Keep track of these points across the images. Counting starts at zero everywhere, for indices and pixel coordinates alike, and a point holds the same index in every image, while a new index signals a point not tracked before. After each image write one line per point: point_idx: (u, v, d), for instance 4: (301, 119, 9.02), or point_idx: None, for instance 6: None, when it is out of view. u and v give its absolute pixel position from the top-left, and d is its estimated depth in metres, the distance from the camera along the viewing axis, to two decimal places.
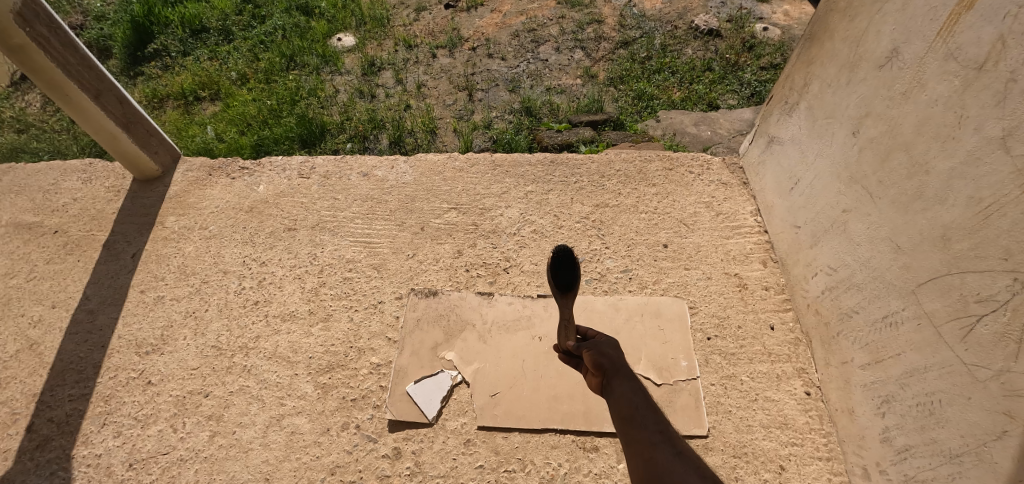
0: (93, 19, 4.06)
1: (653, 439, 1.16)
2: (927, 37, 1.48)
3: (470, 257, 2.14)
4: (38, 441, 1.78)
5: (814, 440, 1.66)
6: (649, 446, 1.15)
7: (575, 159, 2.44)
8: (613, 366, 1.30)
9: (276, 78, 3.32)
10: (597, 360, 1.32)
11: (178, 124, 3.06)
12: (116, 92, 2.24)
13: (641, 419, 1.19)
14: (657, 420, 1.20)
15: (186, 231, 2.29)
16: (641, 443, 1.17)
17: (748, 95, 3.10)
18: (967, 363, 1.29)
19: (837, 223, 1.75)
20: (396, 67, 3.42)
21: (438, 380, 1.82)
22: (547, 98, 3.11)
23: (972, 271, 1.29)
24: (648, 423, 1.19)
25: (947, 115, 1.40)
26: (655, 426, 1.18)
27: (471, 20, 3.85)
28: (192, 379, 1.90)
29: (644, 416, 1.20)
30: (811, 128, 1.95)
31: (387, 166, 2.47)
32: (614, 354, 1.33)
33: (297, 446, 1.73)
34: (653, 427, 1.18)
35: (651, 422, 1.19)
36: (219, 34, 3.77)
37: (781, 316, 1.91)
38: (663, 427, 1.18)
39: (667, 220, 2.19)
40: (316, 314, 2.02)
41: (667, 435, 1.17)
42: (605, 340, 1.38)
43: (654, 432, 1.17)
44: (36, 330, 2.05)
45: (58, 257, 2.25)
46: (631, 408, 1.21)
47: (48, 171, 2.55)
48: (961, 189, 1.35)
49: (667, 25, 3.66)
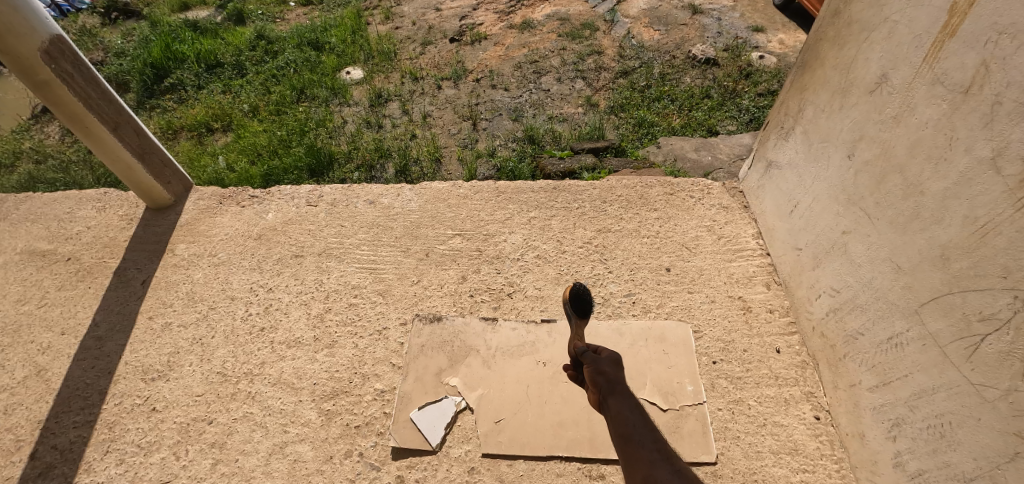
0: (113, 55, 4.20)
1: (652, 456, 1.20)
2: (914, 63, 1.52)
3: (474, 283, 2.15)
4: (41, 468, 1.78)
5: (826, 466, 1.63)
6: (647, 462, 1.18)
7: (578, 185, 2.47)
8: (609, 384, 1.37)
9: (286, 110, 3.42)
10: (596, 377, 1.39)
11: (190, 155, 3.13)
12: (134, 125, 2.31)
13: (639, 437, 1.24)
14: (654, 438, 1.24)
15: (196, 258, 2.33)
16: (639, 462, 1.19)
17: (747, 121, 3.15)
18: (974, 383, 1.27)
19: (837, 244, 1.75)
20: (402, 98, 3.51)
21: (442, 406, 1.81)
22: (549, 126, 3.17)
23: (973, 290, 1.29)
24: (645, 441, 1.23)
25: (937, 137, 1.42)
26: (651, 444, 1.22)
27: (475, 53, 3.97)
28: (196, 406, 1.90)
29: (643, 436, 1.25)
30: (807, 152, 1.97)
31: (393, 193, 2.52)
32: (614, 371, 1.40)
33: (300, 475, 1.72)
34: (650, 445, 1.22)
35: (649, 441, 1.23)
36: (232, 69, 3.90)
37: (787, 339, 1.90)
38: (660, 446, 1.22)
39: (670, 244, 2.20)
40: (321, 340, 2.03)
41: (665, 454, 1.20)
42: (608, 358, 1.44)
43: (652, 450, 1.21)
44: (44, 356, 2.07)
45: (70, 284, 2.29)
46: (628, 425, 1.27)
47: (64, 200, 2.61)
48: (956, 209, 1.35)
49: (665, 55, 3.75)
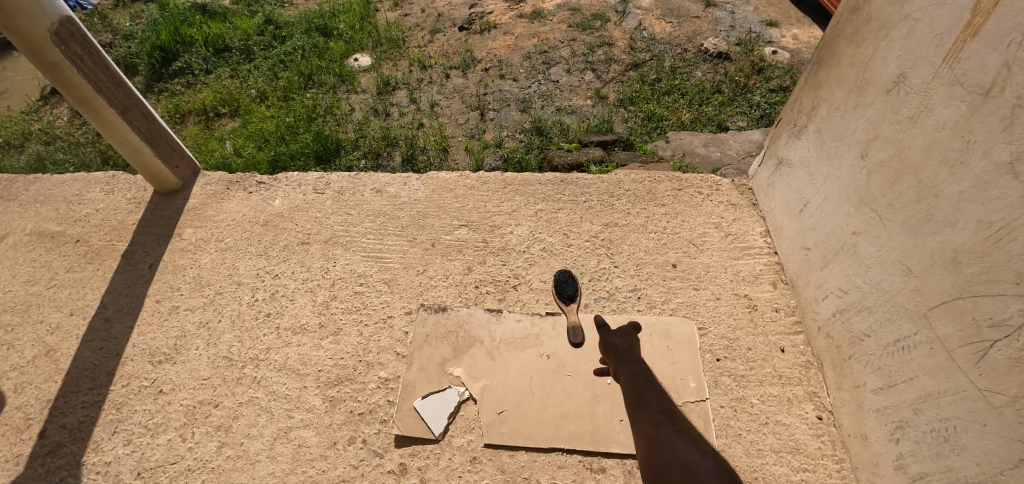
0: (121, 38, 4.19)
1: (657, 417, 1.40)
2: (934, 63, 1.49)
3: (479, 275, 2.15)
4: (50, 447, 1.81)
5: (826, 466, 1.64)
6: (654, 423, 1.39)
7: (586, 178, 2.46)
8: (620, 354, 1.61)
9: (294, 96, 3.41)
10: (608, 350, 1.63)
11: (198, 139, 3.13)
12: (142, 108, 2.31)
13: (647, 400, 1.45)
14: (660, 400, 1.45)
15: (203, 243, 2.34)
16: (647, 421, 1.41)
17: (758, 117, 3.12)
18: (981, 389, 1.27)
19: (846, 245, 1.74)
20: (410, 86, 3.50)
21: (446, 396, 1.82)
22: (557, 118, 3.16)
23: (984, 295, 1.28)
24: (653, 402, 1.44)
25: (954, 139, 1.40)
26: (659, 407, 1.42)
27: (484, 42, 3.93)
28: (202, 389, 1.92)
29: (651, 399, 1.45)
30: (820, 151, 1.95)
31: (400, 182, 2.51)
32: (623, 344, 1.64)
33: (304, 459, 1.74)
34: (658, 407, 1.43)
35: (655, 404, 1.44)
36: (240, 53, 3.89)
37: (792, 339, 1.90)
38: (666, 408, 1.43)
39: (676, 240, 2.20)
40: (326, 327, 2.04)
41: (668, 415, 1.41)
42: (618, 332, 1.68)
43: (658, 412, 1.42)
44: (52, 337, 2.09)
45: (78, 265, 2.30)
46: (638, 391, 1.48)
47: (73, 182, 2.62)
48: (970, 213, 1.34)
49: (677, 48, 3.71)
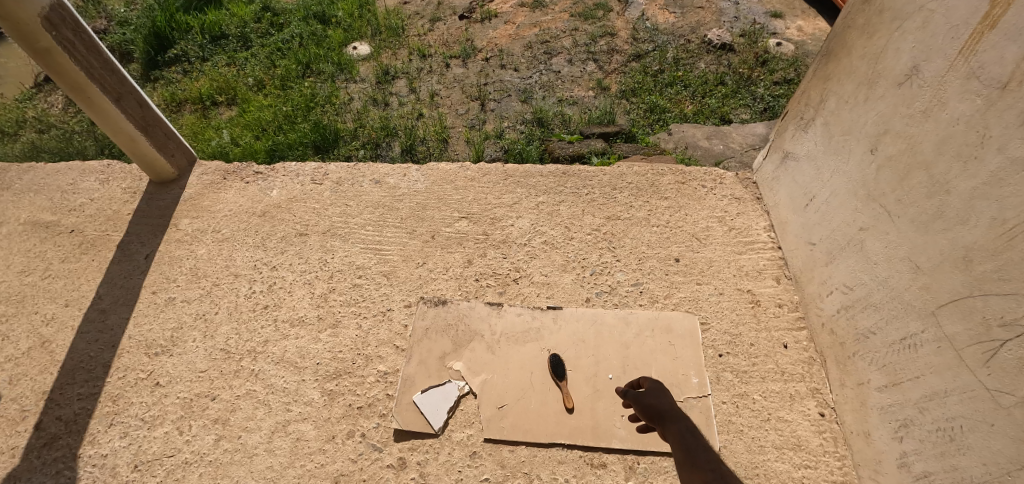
0: (116, 24, 4.12)
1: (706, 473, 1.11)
2: (949, 56, 1.46)
3: (480, 267, 2.13)
4: (46, 439, 1.79)
5: (828, 463, 1.63)
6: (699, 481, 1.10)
7: (588, 170, 2.43)
8: (660, 413, 1.35)
9: (291, 84, 3.36)
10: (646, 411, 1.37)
11: (195, 128, 3.09)
12: (137, 96, 2.27)
13: (694, 456, 1.17)
14: (710, 456, 1.16)
15: (200, 234, 2.31)
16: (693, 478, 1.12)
17: (761, 110, 3.09)
18: (990, 389, 1.25)
19: (853, 241, 1.72)
20: (410, 76, 3.45)
21: (445, 391, 1.80)
22: (559, 109, 3.12)
23: (995, 294, 1.26)
24: (701, 458, 1.15)
25: (969, 135, 1.38)
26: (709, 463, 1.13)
27: (485, 31, 3.87)
28: (199, 382, 1.90)
29: (698, 455, 1.17)
30: (827, 145, 1.92)
31: (399, 173, 2.48)
32: (661, 402, 1.39)
33: (302, 453, 1.73)
34: (705, 462, 1.14)
35: (704, 460, 1.15)
36: (237, 41, 3.83)
37: (795, 335, 1.88)
38: (714, 462, 1.13)
39: (679, 234, 2.17)
40: (325, 319, 2.02)
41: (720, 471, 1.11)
42: (654, 392, 1.44)
43: (708, 468, 1.12)
44: (48, 328, 2.07)
45: (73, 256, 2.27)
46: (682, 446, 1.21)
47: (67, 171, 2.58)
48: (984, 210, 1.32)
49: (680, 39, 3.66)
